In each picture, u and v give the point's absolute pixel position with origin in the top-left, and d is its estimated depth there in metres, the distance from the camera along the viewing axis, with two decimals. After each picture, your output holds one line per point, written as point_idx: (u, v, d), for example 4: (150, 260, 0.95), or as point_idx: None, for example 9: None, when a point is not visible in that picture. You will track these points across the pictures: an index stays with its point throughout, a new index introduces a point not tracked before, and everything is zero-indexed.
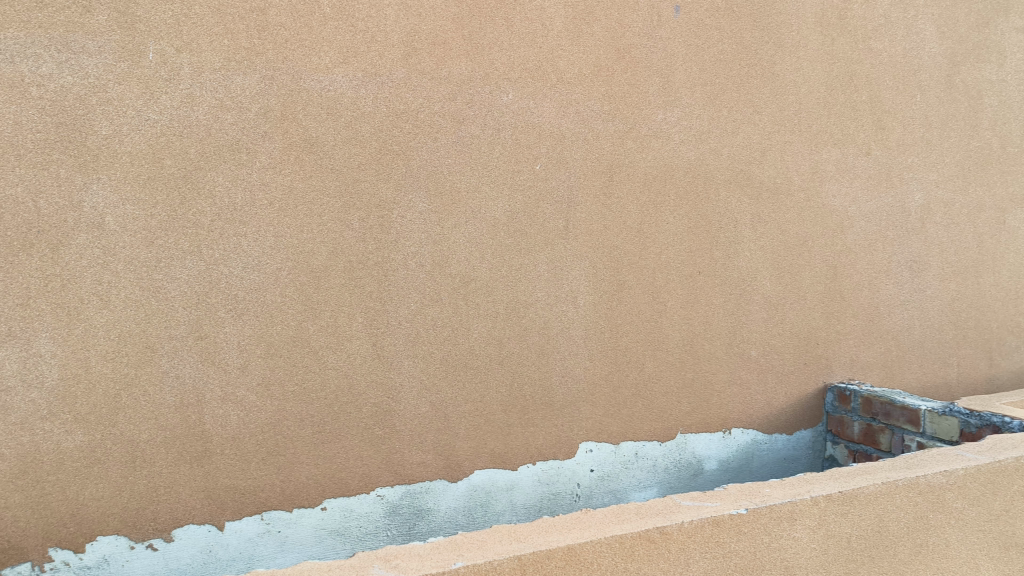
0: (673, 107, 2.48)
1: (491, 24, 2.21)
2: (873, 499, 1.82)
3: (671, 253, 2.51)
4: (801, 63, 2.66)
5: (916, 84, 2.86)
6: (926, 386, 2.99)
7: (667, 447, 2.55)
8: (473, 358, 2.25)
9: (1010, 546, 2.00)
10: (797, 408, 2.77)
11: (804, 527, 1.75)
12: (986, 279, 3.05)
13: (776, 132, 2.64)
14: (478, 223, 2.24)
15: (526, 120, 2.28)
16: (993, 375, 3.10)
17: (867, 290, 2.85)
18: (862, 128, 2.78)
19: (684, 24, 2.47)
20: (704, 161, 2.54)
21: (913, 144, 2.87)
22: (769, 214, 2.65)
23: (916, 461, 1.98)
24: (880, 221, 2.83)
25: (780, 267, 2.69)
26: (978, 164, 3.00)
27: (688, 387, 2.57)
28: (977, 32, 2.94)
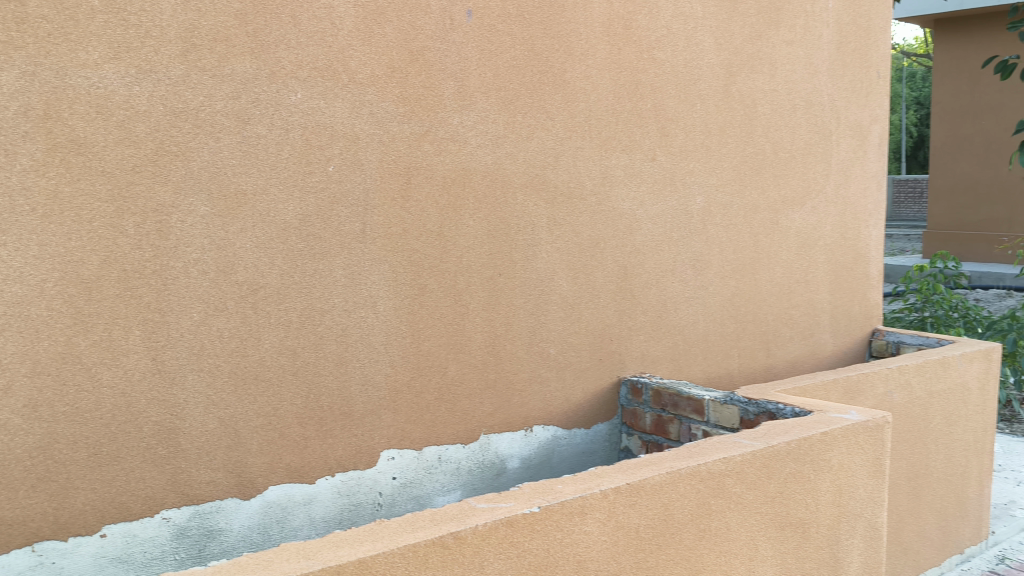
0: (468, 110, 2.47)
1: (277, 21, 2.12)
2: (658, 489, 1.87)
3: (471, 255, 2.50)
4: (589, 71, 2.72)
5: (696, 93, 3.00)
6: (711, 376, 3.15)
7: (469, 450, 2.54)
8: (264, 370, 2.14)
9: (785, 525, 2.12)
10: (593, 403, 2.82)
11: (595, 521, 1.78)
12: (762, 275, 3.27)
13: (568, 138, 2.70)
14: (267, 226, 2.13)
15: (317, 121, 2.20)
16: (770, 364, 3.34)
17: (655, 288, 2.96)
18: (647, 134, 2.89)
19: (476, 28, 2.47)
20: (501, 165, 2.55)
21: (696, 150, 3.02)
22: (563, 216, 2.70)
23: (699, 450, 2.06)
24: (666, 223, 2.96)
25: (574, 267, 2.74)
26: (753, 169, 3.20)
27: (491, 389, 2.56)
28: (750, 45, 3.13)
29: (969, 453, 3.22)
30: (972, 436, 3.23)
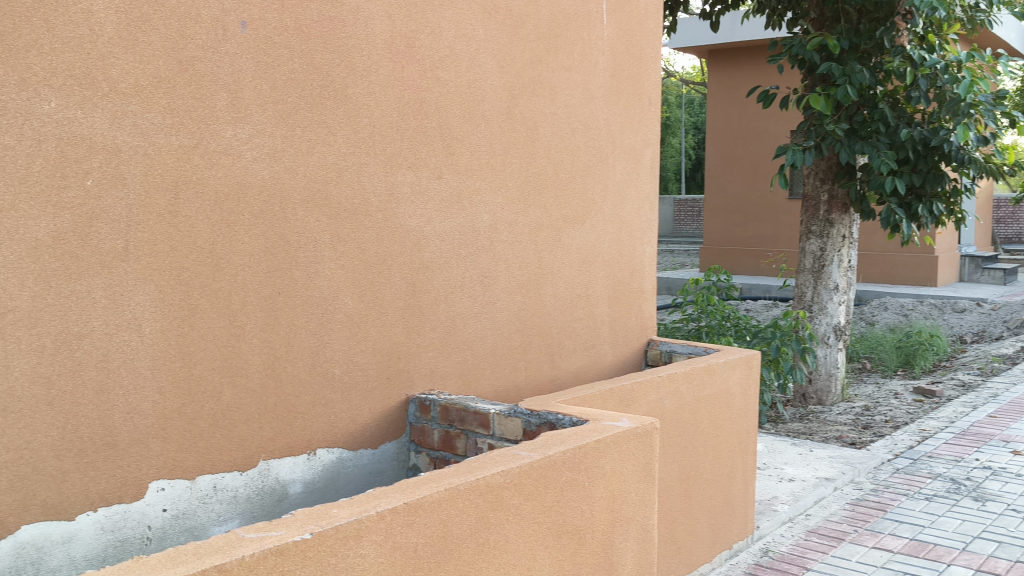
0: (243, 123, 2.35)
1: (28, 24, 1.91)
2: (436, 506, 1.86)
3: (247, 274, 2.38)
4: (372, 87, 2.67)
5: (480, 114, 3.04)
6: (499, 390, 3.20)
7: (247, 476, 2.44)
8: (14, 402, 1.93)
9: (561, 533, 2.18)
10: (380, 422, 2.79)
11: (371, 543, 1.74)
12: (546, 290, 3.38)
13: (351, 154, 2.62)
14: (15, 245, 1.91)
15: (73, 132, 2.00)
16: (554, 375, 3.44)
17: (443, 305, 2.96)
18: (433, 152, 2.88)
19: (251, 40, 2.35)
20: (279, 180, 2.44)
21: (481, 169, 3.06)
22: (347, 233, 2.63)
23: (478, 465, 2.07)
24: (452, 240, 2.97)
25: (360, 285, 2.68)
26: (536, 188, 3.30)
27: (271, 413, 2.47)
28: (530, 69, 3.22)
29: (734, 454, 3.47)
30: (736, 439, 3.48)
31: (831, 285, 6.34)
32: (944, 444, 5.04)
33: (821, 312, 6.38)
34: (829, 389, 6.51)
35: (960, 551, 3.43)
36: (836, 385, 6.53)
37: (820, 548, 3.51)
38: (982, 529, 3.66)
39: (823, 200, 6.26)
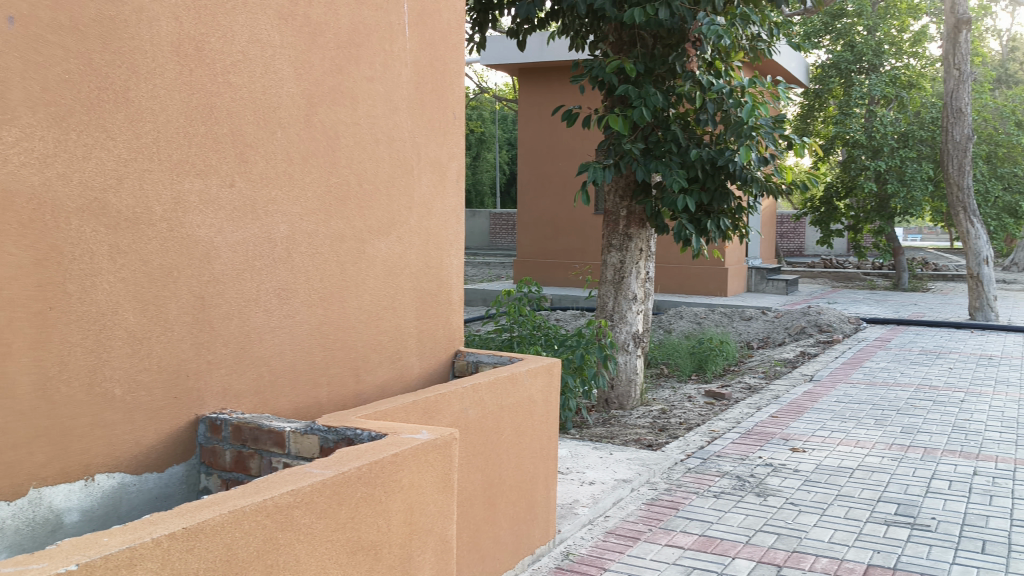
0: (10, 125, 2.17)
1: None
2: (219, 529, 1.78)
3: (14, 288, 2.19)
4: (157, 91, 2.54)
5: (277, 122, 2.97)
6: (298, 407, 3.12)
7: (16, 507, 2.24)
8: None
9: (356, 550, 2.15)
10: (168, 442, 2.65)
11: (147, 572, 1.64)
12: (349, 302, 3.33)
13: (133, 160, 2.48)
14: None
15: None
16: (358, 390, 3.41)
17: (237, 319, 2.85)
18: (225, 160, 2.78)
19: (19, 37, 2.18)
20: (51, 186, 2.27)
21: (277, 178, 2.98)
22: (129, 244, 2.48)
23: (265, 486, 2.00)
24: (246, 252, 2.87)
25: (144, 299, 2.53)
26: (337, 199, 3.25)
27: (44, 436, 2.29)
28: (330, 77, 3.18)
29: (536, 461, 3.55)
30: (538, 445, 3.57)
31: (630, 296, 6.63)
32: (731, 443, 5.38)
33: (621, 321, 6.66)
34: (629, 395, 6.80)
35: (744, 544, 3.66)
36: (635, 390, 6.83)
37: (617, 548, 3.65)
38: (764, 522, 3.92)
39: (622, 215, 6.55)
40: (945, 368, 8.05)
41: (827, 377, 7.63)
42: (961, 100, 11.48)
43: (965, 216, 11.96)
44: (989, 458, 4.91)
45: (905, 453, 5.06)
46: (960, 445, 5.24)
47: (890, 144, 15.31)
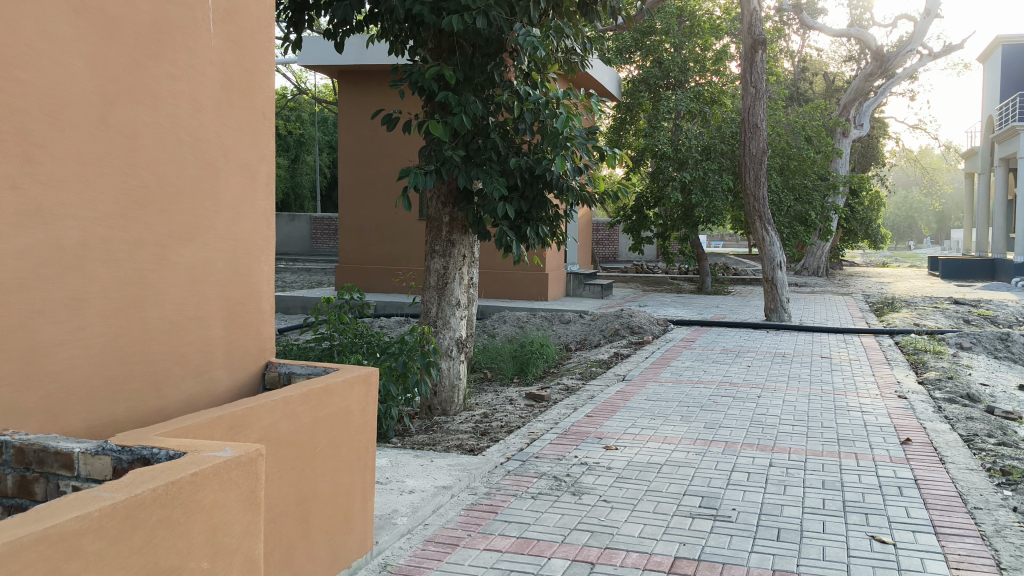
0: None
1: None
2: None
3: None
4: None
5: (67, 120, 2.76)
6: (93, 425, 2.92)
7: None
8: None
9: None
10: None
11: None
12: (149, 312, 3.15)
13: None
14: None
15: None
16: (161, 406, 3.23)
17: (22, 332, 2.63)
18: (7, 160, 2.55)
19: None
20: None
21: (67, 180, 2.76)
22: None
23: (49, 513, 1.84)
24: (31, 259, 2.65)
25: None
26: (136, 202, 3.06)
27: None
28: (128, 73, 3.00)
29: (352, 471, 3.48)
30: (355, 455, 3.51)
31: (453, 301, 6.65)
32: (549, 444, 5.51)
33: (445, 327, 6.67)
34: (452, 400, 6.83)
35: (559, 544, 3.74)
36: (458, 395, 6.86)
37: (436, 556, 3.65)
38: (579, 520, 4.03)
39: (444, 221, 6.55)
40: (744, 365, 8.59)
41: (639, 376, 7.96)
42: (757, 116, 12.27)
43: (760, 224, 12.77)
44: (782, 450, 5.28)
45: (709, 447, 5.35)
46: (757, 438, 5.60)
47: (694, 157, 16.12)
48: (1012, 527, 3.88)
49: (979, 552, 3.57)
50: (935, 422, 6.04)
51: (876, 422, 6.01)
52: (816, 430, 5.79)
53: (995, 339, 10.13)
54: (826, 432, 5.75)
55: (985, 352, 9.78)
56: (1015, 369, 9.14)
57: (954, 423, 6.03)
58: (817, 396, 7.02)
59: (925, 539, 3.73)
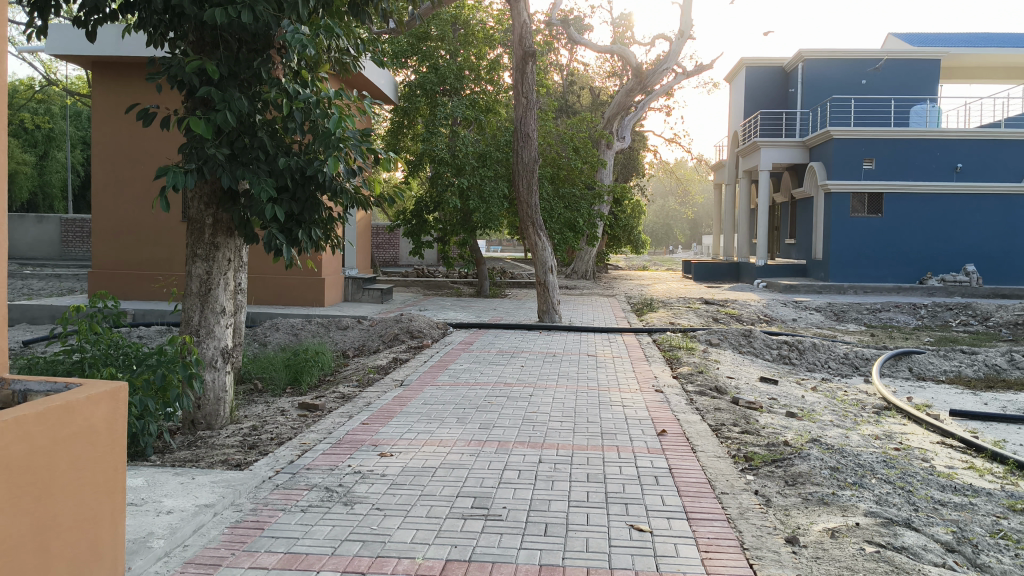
0: None
1: None
2: None
3: None
4: None
5: None
6: None
7: None
8: None
9: None
10: None
11: None
12: None
13: None
14: None
15: None
16: None
17: None
18: None
19: None
20: None
21: None
22: None
23: None
24: None
25: None
26: None
27: None
28: None
29: (101, 496, 3.19)
30: (104, 477, 3.22)
31: (218, 309, 6.31)
32: (320, 454, 5.35)
33: (209, 336, 6.30)
34: (218, 413, 6.47)
35: (329, 556, 3.63)
36: (224, 408, 6.52)
37: None
38: (349, 531, 3.93)
39: (207, 223, 6.19)
40: (518, 366, 8.78)
41: (415, 381, 7.91)
42: (528, 125, 12.61)
43: (533, 230, 13.04)
44: (551, 446, 5.42)
45: (482, 448, 5.41)
46: (528, 436, 5.73)
47: (471, 163, 16.31)
48: (753, 509, 4.20)
49: (725, 535, 3.84)
50: (688, 414, 6.45)
51: (637, 416, 6.34)
52: (582, 426, 6.02)
53: (739, 335, 11.01)
54: (592, 427, 5.99)
55: (731, 348, 10.61)
56: (758, 363, 9.98)
57: (704, 415, 6.48)
58: (584, 393, 7.30)
59: (679, 525, 3.96)
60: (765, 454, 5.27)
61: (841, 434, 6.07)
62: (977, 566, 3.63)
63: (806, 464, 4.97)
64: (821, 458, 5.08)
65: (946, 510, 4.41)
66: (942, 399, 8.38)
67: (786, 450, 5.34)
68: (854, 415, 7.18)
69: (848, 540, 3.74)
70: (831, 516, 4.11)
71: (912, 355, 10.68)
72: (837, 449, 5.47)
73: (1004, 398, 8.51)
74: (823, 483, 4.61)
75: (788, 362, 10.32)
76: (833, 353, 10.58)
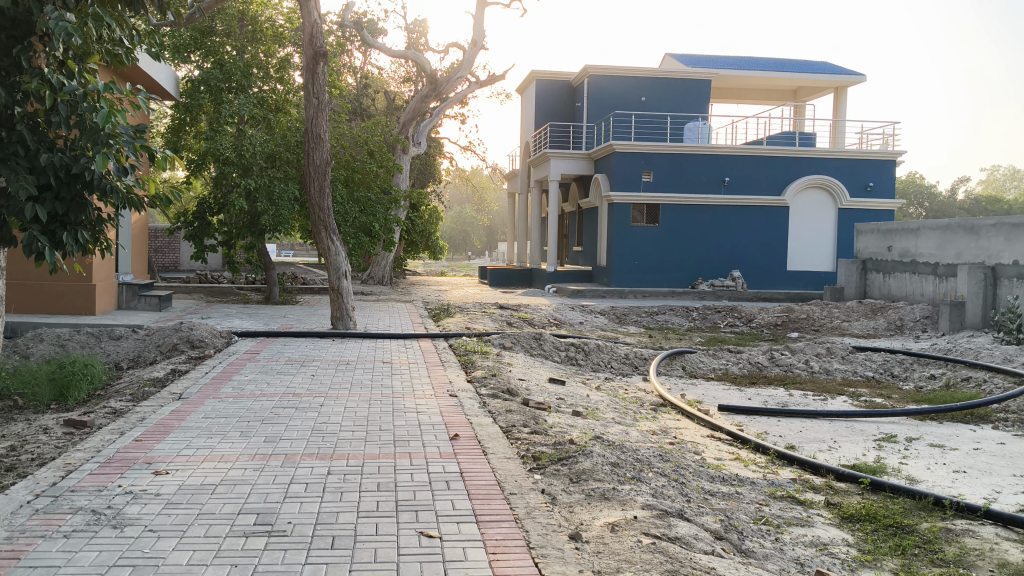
0: None
1: None
2: None
3: None
4: None
5: None
6: None
7: None
8: None
9: None
10: None
11: None
12: None
13: None
14: None
15: None
16: None
17: None
18: None
19: None
20: None
21: None
22: None
23: None
24: None
25: None
26: None
27: None
28: None
29: None
30: None
31: None
32: (88, 475, 4.95)
33: None
34: None
35: None
36: None
37: None
38: (119, 555, 3.66)
39: None
40: (307, 375, 8.55)
41: (196, 394, 7.50)
42: (320, 127, 12.33)
43: (325, 234, 12.76)
44: (340, 457, 5.31)
45: (268, 462, 5.22)
46: (316, 447, 5.58)
47: (259, 164, 15.76)
48: (539, 508, 4.30)
49: (513, 535, 3.90)
50: (480, 416, 6.54)
51: (429, 422, 6.34)
52: (373, 434, 5.94)
53: (531, 339, 11.30)
54: (382, 435, 5.93)
55: (522, 351, 10.86)
56: (547, 364, 10.29)
57: (495, 416, 6.58)
58: (375, 401, 7.22)
59: (467, 528, 3.98)
60: (551, 453, 5.42)
61: (622, 431, 6.37)
62: (742, 550, 3.90)
63: (590, 460, 5.16)
64: (603, 454, 5.29)
65: (715, 499, 4.71)
66: (711, 395, 8.99)
67: (571, 448, 5.52)
68: (634, 411, 7.56)
69: (627, 533, 3.91)
70: (612, 510, 4.28)
71: (685, 354, 11.38)
72: (618, 445, 5.72)
73: (765, 393, 9.23)
74: (605, 479, 4.80)
75: (575, 363, 10.69)
76: (616, 353, 11.08)
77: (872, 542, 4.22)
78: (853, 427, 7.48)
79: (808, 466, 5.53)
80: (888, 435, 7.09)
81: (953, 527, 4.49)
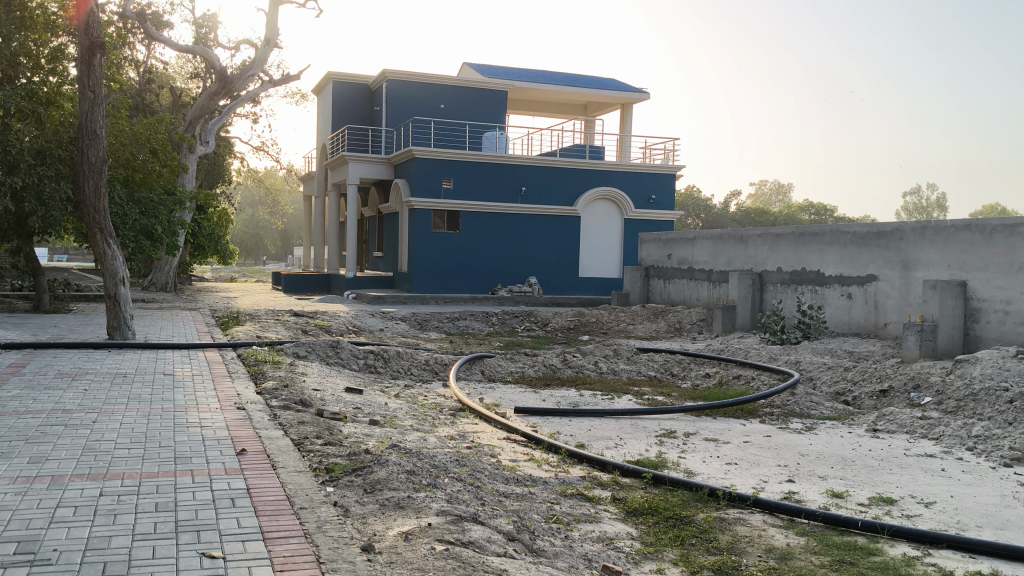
0: None
1: None
2: None
3: None
4: None
5: None
6: None
7: None
8: None
9: None
10: None
11: None
12: None
13: None
14: None
15: None
16: None
17: None
18: None
19: None
20: None
21: None
22: None
23: None
24: None
25: None
26: None
27: None
28: None
29: None
30: None
31: None
32: None
33: None
34: None
35: None
36: None
37: None
38: None
39: None
40: (80, 390, 7.93)
41: None
42: (96, 122, 11.55)
43: (101, 238, 11.95)
44: (114, 477, 4.97)
45: (31, 485, 4.81)
46: (87, 467, 5.21)
47: (27, 161, 14.47)
48: (331, 521, 4.22)
49: (302, 551, 3.80)
50: (270, 430, 6.33)
51: (214, 436, 6.06)
52: (152, 451, 5.62)
53: (327, 347, 11.09)
54: (163, 452, 5.61)
55: (317, 360, 10.65)
56: (343, 373, 10.15)
57: (286, 429, 6.40)
58: (155, 416, 6.83)
59: (253, 547, 3.83)
60: (345, 465, 5.33)
61: (418, 439, 6.37)
62: (533, 550, 4.00)
63: (384, 470, 5.12)
64: (398, 462, 5.27)
65: (509, 501, 4.81)
66: (508, 398, 9.18)
67: (366, 458, 5.45)
68: (432, 418, 7.59)
69: (421, 541, 3.91)
70: (405, 519, 4.27)
71: (484, 358, 11.55)
72: (414, 453, 5.71)
73: (558, 394, 9.54)
74: (399, 488, 4.78)
75: (373, 371, 10.60)
76: (415, 360, 11.07)
77: (654, 534, 4.45)
78: (638, 425, 7.87)
79: (596, 464, 5.74)
80: (668, 432, 7.51)
81: (726, 516, 4.81)
